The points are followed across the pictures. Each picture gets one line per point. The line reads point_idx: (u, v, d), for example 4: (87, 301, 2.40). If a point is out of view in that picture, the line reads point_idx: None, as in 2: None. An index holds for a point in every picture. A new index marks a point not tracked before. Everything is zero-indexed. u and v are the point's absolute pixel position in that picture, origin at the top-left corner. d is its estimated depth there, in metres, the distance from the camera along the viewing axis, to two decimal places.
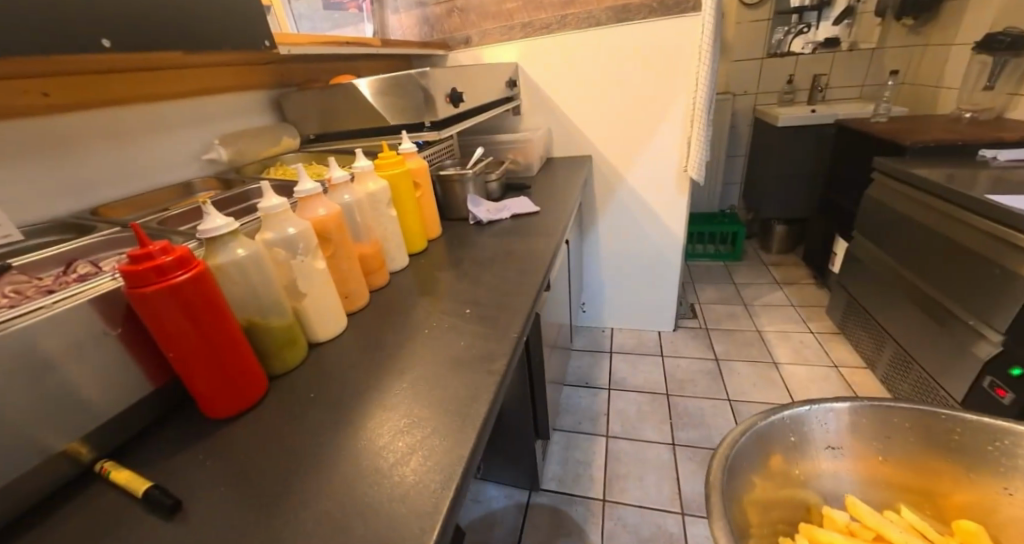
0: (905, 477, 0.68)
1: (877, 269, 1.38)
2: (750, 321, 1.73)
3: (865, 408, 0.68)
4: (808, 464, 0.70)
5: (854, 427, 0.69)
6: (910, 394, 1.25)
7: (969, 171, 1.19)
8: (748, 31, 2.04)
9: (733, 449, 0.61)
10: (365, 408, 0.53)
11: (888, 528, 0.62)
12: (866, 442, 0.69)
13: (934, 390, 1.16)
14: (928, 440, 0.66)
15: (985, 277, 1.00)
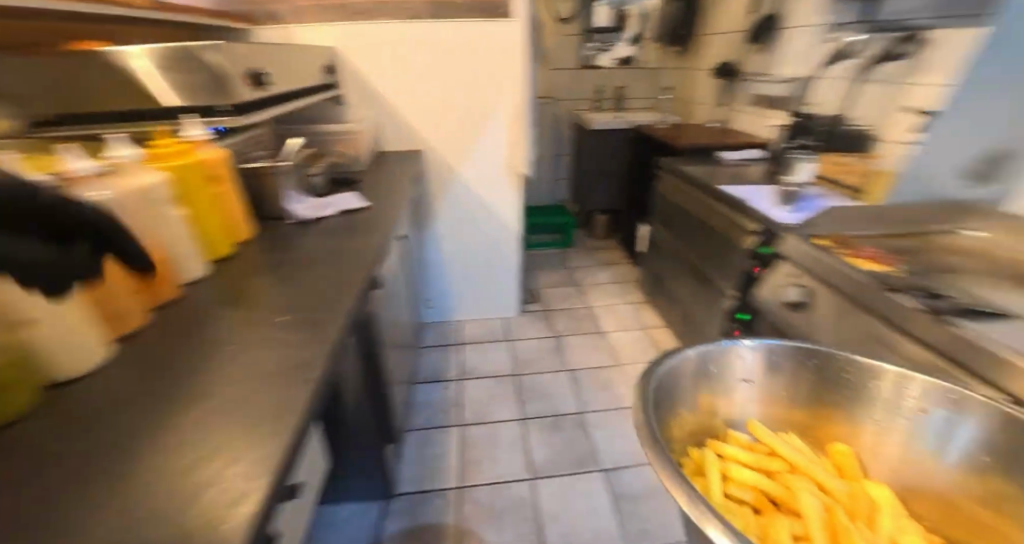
0: (802, 418, 0.62)
1: (665, 246, 1.71)
2: (581, 299, 1.96)
3: (794, 346, 0.59)
4: (732, 398, 0.61)
5: (778, 365, 0.60)
6: (690, 343, 1.59)
7: (714, 168, 1.56)
8: (560, 43, 2.30)
9: (660, 370, 0.53)
10: (155, 433, 0.43)
11: (785, 447, 0.58)
12: (782, 379, 0.61)
13: (702, 337, 1.50)
14: (816, 376, 0.59)
15: (722, 247, 1.32)
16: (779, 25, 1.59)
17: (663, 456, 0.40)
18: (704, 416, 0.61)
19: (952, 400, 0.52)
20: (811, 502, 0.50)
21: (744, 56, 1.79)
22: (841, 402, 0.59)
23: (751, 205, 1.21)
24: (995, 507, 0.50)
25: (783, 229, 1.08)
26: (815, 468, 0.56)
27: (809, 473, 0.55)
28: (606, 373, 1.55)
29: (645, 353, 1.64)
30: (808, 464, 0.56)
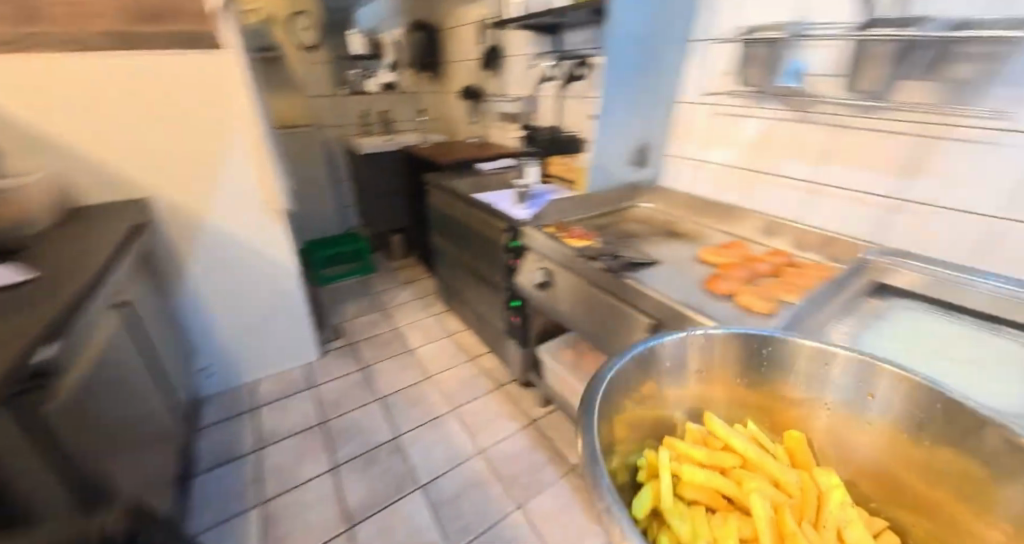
0: (757, 405, 0.62)
1: (450, 254, 1.82)
2: (387, 323, 1.94)
3: (740, 334, 0.60)
4: (677, 384, 0.61)
5: (727, 353, 0.60)
6: (485, 338, 1.74)
7: (473, 178, 1.73)
8: (312, 71, 2.23)
9: (607, 372, 0.53)
10: None
11: (737, 439, 0.56)
12: (731, 363, 0.61)
13: (491, 330, 1.65)
14: (758, 357, 0.60)
15: (487, 248, 1.46)
16: (501, 54, 1.86)
17: (609, 494, 0.39)
18: (655, 407, 0.60)
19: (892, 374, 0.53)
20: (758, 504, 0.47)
21: (482, 80, 2.04)
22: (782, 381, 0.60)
23: (497, 208, 1.38)
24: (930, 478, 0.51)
25: (521, 224, 1.27)
26: (766, 461, 0.54)
27: (762, 467, 0.53)
28: (418, 390, 1.57)
29: (453, 359, 1.73)
30: (754, 454, 0.54)
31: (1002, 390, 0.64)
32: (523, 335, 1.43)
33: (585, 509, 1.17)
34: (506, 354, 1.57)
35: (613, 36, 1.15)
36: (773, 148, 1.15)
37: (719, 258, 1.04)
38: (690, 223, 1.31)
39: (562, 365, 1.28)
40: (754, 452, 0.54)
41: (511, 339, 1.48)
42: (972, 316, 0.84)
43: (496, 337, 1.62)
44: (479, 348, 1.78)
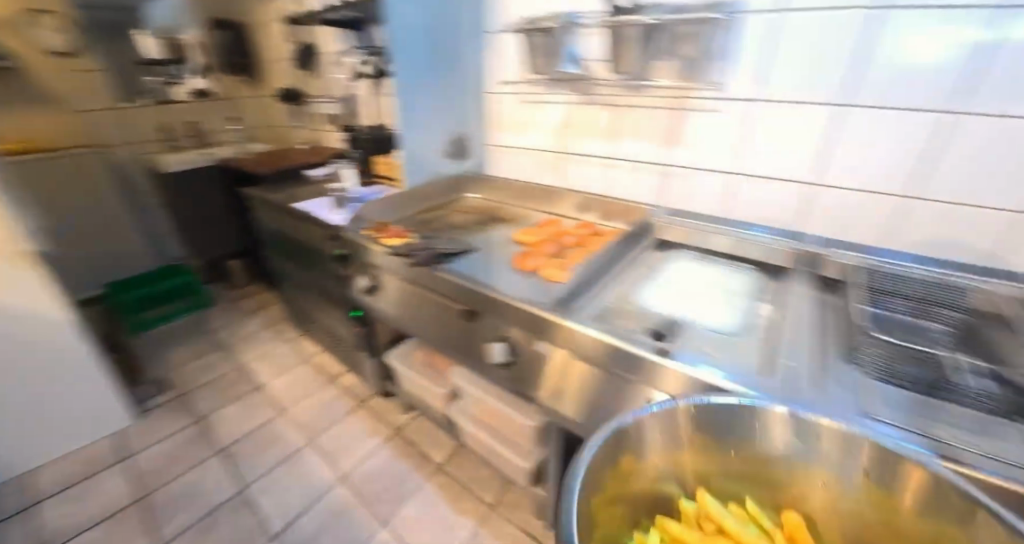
0: (753, 479, 0.56)
1: (287, 273, 1.66)
2: (226, 362, 1.71)
3: (718, 402, 0.52)
4: (658, 459, 0.54)
5: (706, 421, 0.53)
6: (340, 357, 1.62)
7: (296, 187, 1.58)
8: (75, 81, 1.82)
9: (577, 472, 0.44)
10: None
11: (731, 520, 0.52)
12: (710, 433, 0.54)
13: (343, 348, 1.55)
14: (731, 418, 0.53)
15: (318, 259, 1.36)
16: (315, 51, 1.72)
17: None
18: (645, 485, 0.54)
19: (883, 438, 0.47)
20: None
21: (301, 81, 1.88)
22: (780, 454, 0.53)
23: (316, 218, 1.27)
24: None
25: (341, 231, 1.19)
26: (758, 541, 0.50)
27: None
28: (266, 431, 1.40)
29: (307, 387, 1.58)
30: (753, 538, 0.50)
31: (728, 315, 0.76)
32: (369, 344, 1.37)
33: (451, 504, 1.16)
34: (362, 368, 1.47)
35: (389, 34, 1.15)
36: (573, 128, 1.22)
37: (532, 238, 1.06)
38: (514, 207, 1.36)
39: (409, 368, 1.25)
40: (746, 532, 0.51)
41: (361, 351, 1.40)
42: (723, 257, 0.97)
43: (349, 353, 1.52)
44: (337, 368, 1.66)
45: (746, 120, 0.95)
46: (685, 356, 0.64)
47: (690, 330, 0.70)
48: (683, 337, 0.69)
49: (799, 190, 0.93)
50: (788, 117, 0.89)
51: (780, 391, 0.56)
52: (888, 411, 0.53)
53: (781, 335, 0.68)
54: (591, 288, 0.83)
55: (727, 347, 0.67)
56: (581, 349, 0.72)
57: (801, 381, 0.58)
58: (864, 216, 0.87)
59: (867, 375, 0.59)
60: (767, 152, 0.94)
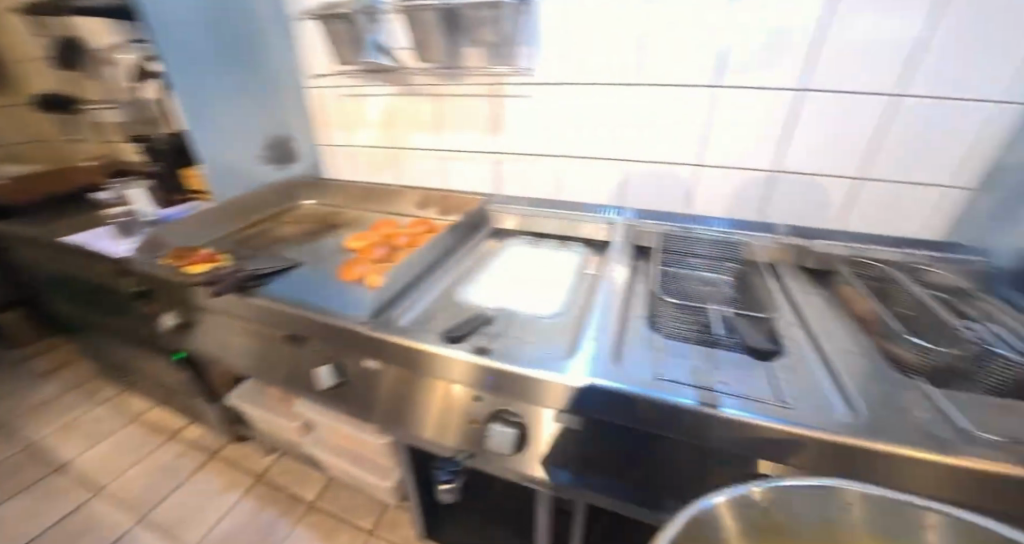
0: None
1: (83, 322, 1.35)
2: (11, 447, 1.34)
3: (800, 484, 0.39)
4: None
5: (785, 515, 0.40)
6: (176, 408, 1.38)
7: (78, 216, 1.29)
8: None
9: None
10: None
11: None
12: (791, 527, 0.40)
13: (175, 398, 1.31)
14: (819, 507, 0.40)
15: (114, 301, 1.11)
16: (81, 45, 1.39)
17: None
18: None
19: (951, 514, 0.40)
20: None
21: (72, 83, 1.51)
22: None
23: (97, 252, 1.03)
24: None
25: (130, 266, 0.97)
26: None
27: None
28: (77, 520, 1.13)
29: (135, 452, 1.32)
30: None
31: (555, 305, 0.73)
32: (204, 390, 1.16)
33: (325, 543, 1.06)
34: (204, 417, 1.27)
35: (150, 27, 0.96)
36: (405, 120, 1.19)
37: (361, 243, 1.01)
38: (355, 211, 1.26)
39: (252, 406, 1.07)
40: None
41: (196, 399, 1.20)
42: (553, 239, 0.99)
43: (184, 403, 1.29)
44: (175, 422, 1.41)
45: (555, 102, 1.00)
46: (494, 349, 0.62)
47: (507, 316, 0.70)
48: (499, 324, 0.68)
49: (610, 166, 1.02)
50: (588, 97, 0.97)
51: (580, 364, 0.57)
52: (671, 368, 0.56)
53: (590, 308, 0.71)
54: (416, 286, 0.80)
55: (538, 327, 0.67)
56: (401, 359, 0.67)
57: (601, 350, 0.59)
58: (664, 184, 0.99)
59: (660, 334, 0.63)
60: (578, 132, 1.01)
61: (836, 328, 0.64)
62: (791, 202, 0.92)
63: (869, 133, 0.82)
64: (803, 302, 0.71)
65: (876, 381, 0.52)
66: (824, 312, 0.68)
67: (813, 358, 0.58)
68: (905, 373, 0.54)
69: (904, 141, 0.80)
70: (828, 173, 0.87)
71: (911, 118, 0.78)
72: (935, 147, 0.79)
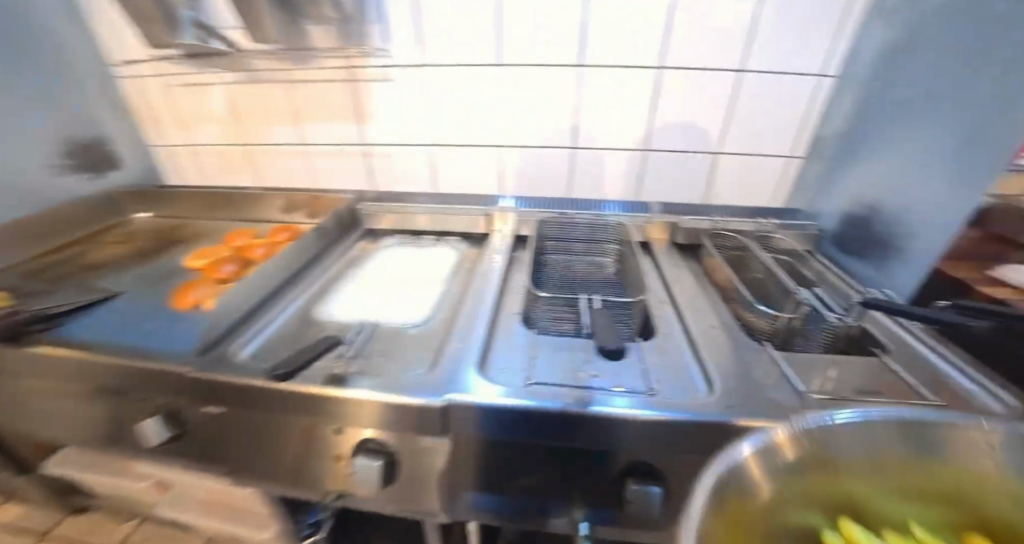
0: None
1: None
2: None
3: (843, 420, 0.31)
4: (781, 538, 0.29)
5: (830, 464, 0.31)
6: None
7: None
8: None
9: None
10: None
11: None
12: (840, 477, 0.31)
13: None
14: (863, 450, 0.31)
15: None
16: None
17: None
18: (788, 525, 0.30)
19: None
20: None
21: None
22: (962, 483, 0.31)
23: None
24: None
25: None
26: None
27: None
28: None
29: None
30: None
31: (424, 312, 0.67)
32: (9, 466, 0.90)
33: None
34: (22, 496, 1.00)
35: None
36: (253, 113, 1.03)
37: (205, 261, 0.83)
38: (202, 221, 1.06)
39: (68, 473, 0.84)
40: None
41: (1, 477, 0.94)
42: (431, 235, 0.92)
43: None
44: None
45: (421, 86, 0.93)
46: (354, 373, 0.53)
47: (373, 332, 0.62)
48: (362, 343, 0.60)
49: (489, 153, 0.98)
50: (456, 79, 0.90)
51: (446, 383, 0.50)
52: (544, 369, 0.52)
53: (464, 311, 0.66)
54: (268, 308, 0.69)
55: (409, 341, 0.60)
56: (235, 402, 0.53)
57: (471, 360, 0.53)
58: (543, 167, 0.97)
59: (537, 334, 0.59)
60: (451, 119, 0.95)
61: (700, 303, 0.66)
62: (662, 178, 0.95)
63: (721, 108, 0.86)
64: (671, 278, 0.73)
65: (731, 351, 0.55)
66: (693, 287, 0.70)
67: (679, 335, 0.58)
68: (755, 339, 0.58)
69: (751, 114, 0.86)
70: (692, 148, 0.90)
71: (754, 92, 0.84)
72: (773, 119, 0.86)
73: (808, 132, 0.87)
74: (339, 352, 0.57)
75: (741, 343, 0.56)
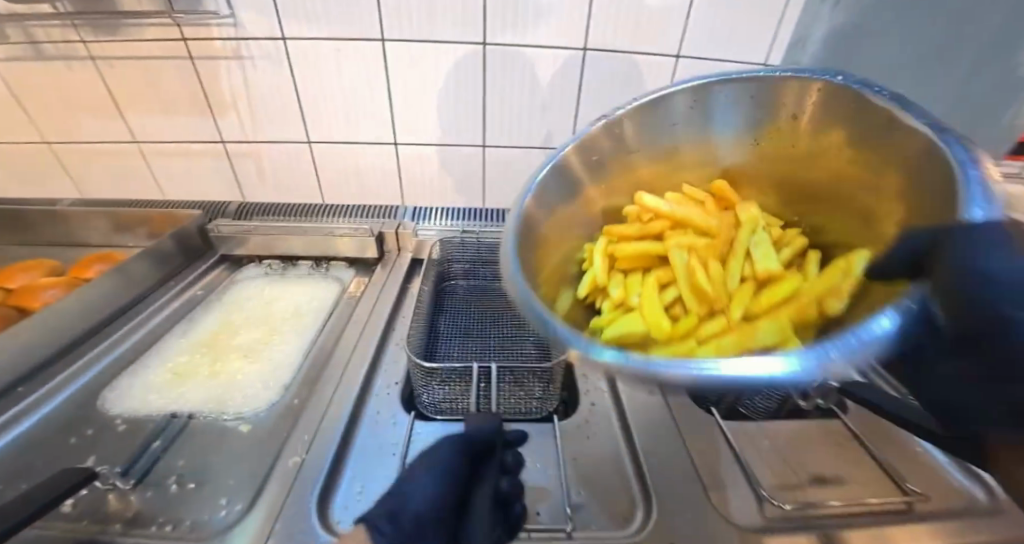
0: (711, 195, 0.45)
1: None
2: None
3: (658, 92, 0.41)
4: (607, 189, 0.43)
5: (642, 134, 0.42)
6: None
7: None
8: None
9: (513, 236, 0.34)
10: None
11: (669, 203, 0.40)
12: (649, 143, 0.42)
13: None
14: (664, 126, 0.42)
15: None
16: None
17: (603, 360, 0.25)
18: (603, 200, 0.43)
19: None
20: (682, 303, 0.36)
21: None
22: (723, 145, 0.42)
23: None
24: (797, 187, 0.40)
25: None
26: (696, 215, 0.39)
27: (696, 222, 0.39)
28: None
29: None
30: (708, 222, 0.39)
31: (263, 400, 0.50)
32: None
33: None
34: None
35: None
36: (51, 101, 0.75)
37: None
38: None
39: None
40: (691, 214, 0.39)
41: None
42: (308, 261, 0.72)
43: None
44: None
45: (283, 67, 0.70)
46: (117, 528, 0.38)
47: (178, 437, 0.46)
48: (150, 463, 0.43)
49: (386, 153, 0.78)
50: (330, 57, 0.69)
51: (270, 537, 0.36)
52: None
53: (326, 389, 0.50)
54: (13, 400, 0.48)
55: (231, 449, 0.45)
56: None
57: (318, 491, 0.39)
58: (449, 170, 0.80)
59: (418, 424, 0.47)
60: (331, 110, 0.74)
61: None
62: None
63: None
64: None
65: (663, 441, 0.46)
66: None
67: (610, 417, 0.49)
68: (703, 406, 0.51)
69: None
70: None
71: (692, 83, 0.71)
72: None
73: None
74: (103, 484, 0.41)
75: (669, 425, 0.48)
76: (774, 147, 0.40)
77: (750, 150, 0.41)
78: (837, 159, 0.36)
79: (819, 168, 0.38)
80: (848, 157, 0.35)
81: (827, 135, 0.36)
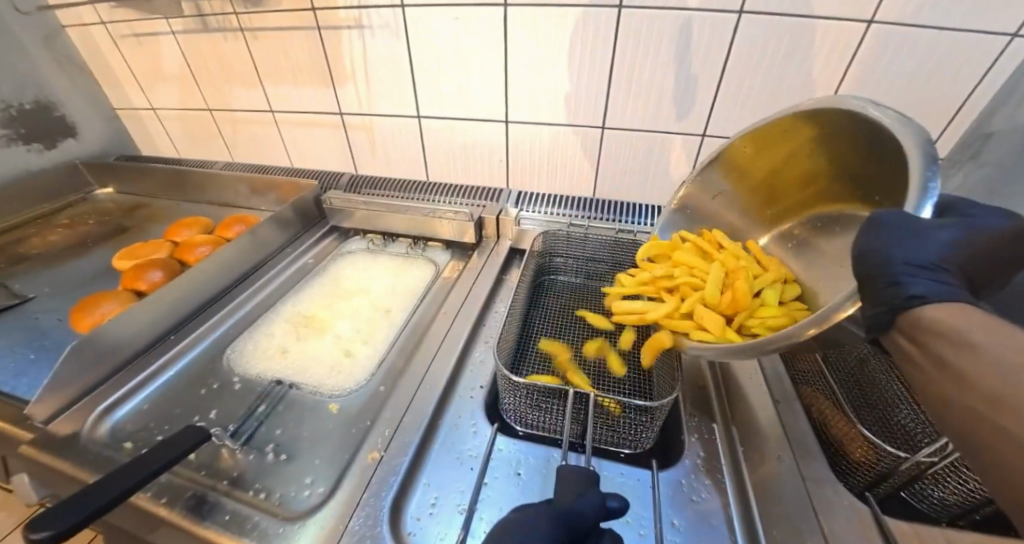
0: (808, 199, 0.45)
1: None
2: None
3: (743, 133, 0.45)
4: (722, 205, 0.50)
5: (732, 168, 0.48)
6: None
7: None
8: None
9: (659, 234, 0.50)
10: None
11: (726, 239, 0.46)
12: (745, 166, 0.47)
13: None
14: (752, 151, 0.46)
15: None
16: None
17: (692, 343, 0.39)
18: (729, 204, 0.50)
19: (925, 293, 0.28)
20: (715, 285, 0.40)
21: None
22: (800, 157, 0.44)
23: None
24: (777, 176, 0.46)
25: None
26: (745, 258, 0.44)
27: (742, 259, 0.43)
28: None
29: None
30: (750, 262, 0.43)
31: (357, 377, 0.51)
32: None
33: None
34: None
35: None
36: (211, 71, 0.84)
37: (131, 263, 0.71)
38: (164, 202, 0.94)
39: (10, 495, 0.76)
40: (739, 254, 0.44)
41: None
42: (405, 240, 0.73)
43: None
44: None
45: (403, 38, 0.68)
46: (227, 486, 0.41)
47: (280, 404, 0.49)
48: (253, 427, 0.46)
49: (494, 131, 0.74)
50: (448, 27, 0.65)
51: (346, 535, 0.36)
52: (493, 508, 0.38)
53: (411, 379, 0.50)
54: (166, 345, 0.55)
55: (320, 427, 0.46)
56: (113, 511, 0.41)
57: (392, 495, 0.38)
58: (557, 153, 0.74)
59: (500, 437, 0.44)
60: (443, 83, 0.71)
61: (764, 413, 0.46)
62: None
63: (828, 79, 0.57)
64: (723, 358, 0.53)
65: (790, 525, 0.37)
66: (774, 379, 0.50)
67: (718, 478, 0.41)
68: (855, 486, 0.42)
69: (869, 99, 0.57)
70: None
71: (892, 56, 0.53)
72: (916, 98, 0.56)
73: (967, 121, 0.56)
74: (217, 440, 0.45)
75: (797, 505, 0.38)
76: (743, 151, 0.46)
77: (805, 160, 0.44)
78: (791, 143, 0.44)
79: (774, 157, 0.46)
80: (866, 154, 0.38)
81: (841, 136, 0.40)
